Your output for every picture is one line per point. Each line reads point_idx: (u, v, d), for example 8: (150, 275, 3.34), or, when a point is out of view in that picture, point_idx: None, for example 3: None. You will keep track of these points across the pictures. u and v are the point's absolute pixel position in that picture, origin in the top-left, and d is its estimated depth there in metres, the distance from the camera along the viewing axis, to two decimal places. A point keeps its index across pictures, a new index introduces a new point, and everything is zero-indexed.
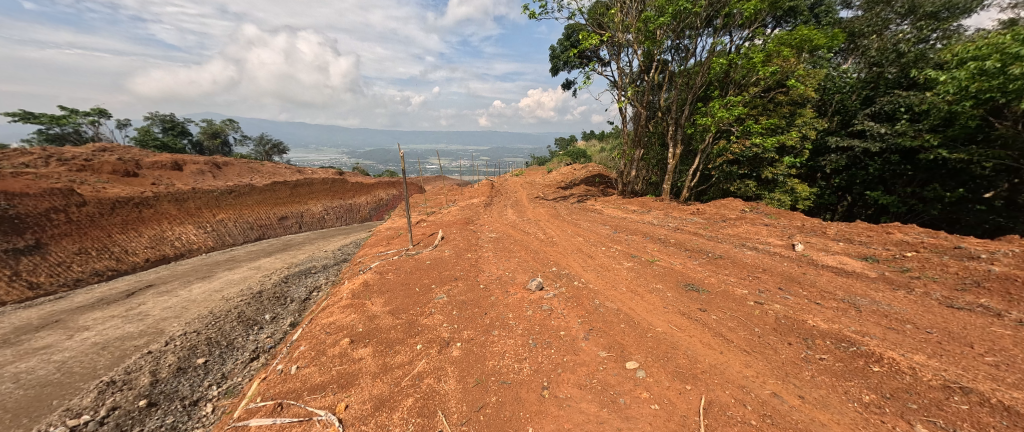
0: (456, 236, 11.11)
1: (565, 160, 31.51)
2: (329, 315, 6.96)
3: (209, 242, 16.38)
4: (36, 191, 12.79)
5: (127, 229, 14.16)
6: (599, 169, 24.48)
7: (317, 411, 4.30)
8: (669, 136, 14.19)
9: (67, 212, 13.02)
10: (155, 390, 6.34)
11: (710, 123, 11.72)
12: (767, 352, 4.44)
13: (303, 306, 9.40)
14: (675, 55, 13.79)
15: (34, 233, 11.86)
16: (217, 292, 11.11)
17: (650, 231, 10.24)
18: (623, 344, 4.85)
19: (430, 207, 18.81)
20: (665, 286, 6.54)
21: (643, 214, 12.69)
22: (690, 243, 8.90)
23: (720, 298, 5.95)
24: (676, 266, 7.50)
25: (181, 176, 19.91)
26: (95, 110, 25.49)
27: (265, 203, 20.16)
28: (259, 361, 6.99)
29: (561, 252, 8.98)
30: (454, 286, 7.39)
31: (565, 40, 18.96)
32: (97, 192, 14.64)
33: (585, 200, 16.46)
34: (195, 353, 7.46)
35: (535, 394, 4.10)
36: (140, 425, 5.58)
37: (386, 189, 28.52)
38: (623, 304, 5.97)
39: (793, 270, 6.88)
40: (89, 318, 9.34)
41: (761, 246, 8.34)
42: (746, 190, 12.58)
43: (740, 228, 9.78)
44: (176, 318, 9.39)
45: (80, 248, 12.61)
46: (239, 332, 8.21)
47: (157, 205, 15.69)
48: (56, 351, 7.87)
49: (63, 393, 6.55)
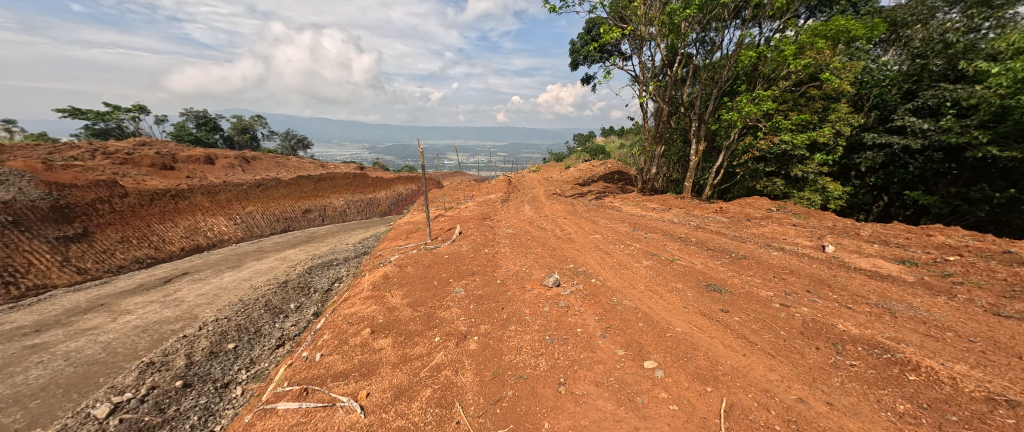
0: (474, 231, 11.20)
1: (583, 156, 31.22)
2: (351, 306, 7.15)
3: (239, 234, 17.14)
4: (83, 183, 13.72)
5: (164, 220, 14.96)
6: (618, 166, 24.10)
7: (341, 397, 4.45)
8: (692, 132, 13.79)
9: (112, 203, 13.89)
10: (189, 372, 6.72)
11: (736, 118, 11.36)
12: (793, 356, 4.30)
13: (326, 296, 9.72)
14: (700, 48, 13.39)
15: (82, 221, 12.69)
16: (245, 281, 11.65)
17: (670, 230, 10.04)
18: (640, 342, 4.79)
19: (448, 202, 19.06)
20: (685, 285, 6.41)
21: (663, 212, 12.43)
22: (711, 242, 8.68)
23: (743, 298, 5.79)
24: (697, 265, 7.33)
25: (213, 170, 20.87)
26: (135, 106, 26.98)
27: (290, 197, 20.90)
28: (285, 348, 7.29)
29: (578, 249, 8.93)
30: (471, 280, 7.48)
31: (585, 34, 18.68)
32: (138, 184, 15.52)
33: (604, 197, 16.26)
34: (226, 338, 7.84)
35: (551, 389, 4.11)
36: (176, 404, 5.90)
37: (405, 184, 29.02)
38: (641, 303, 5.90)
39: (823, 273, 6.59)
40: (131, 303, 9.95)
41: (787, 247, 8.04)
42: (773, 189, 12.13)
43: (766, 228, 9.45)
44: (208, 304, 9.89)
45: (123, 236, 13.40)
46: (266, 320, 8.58)
47: (191, 197, 16.52)
48: (101, 332, 8.44)
49: (108, 371, 7.04)
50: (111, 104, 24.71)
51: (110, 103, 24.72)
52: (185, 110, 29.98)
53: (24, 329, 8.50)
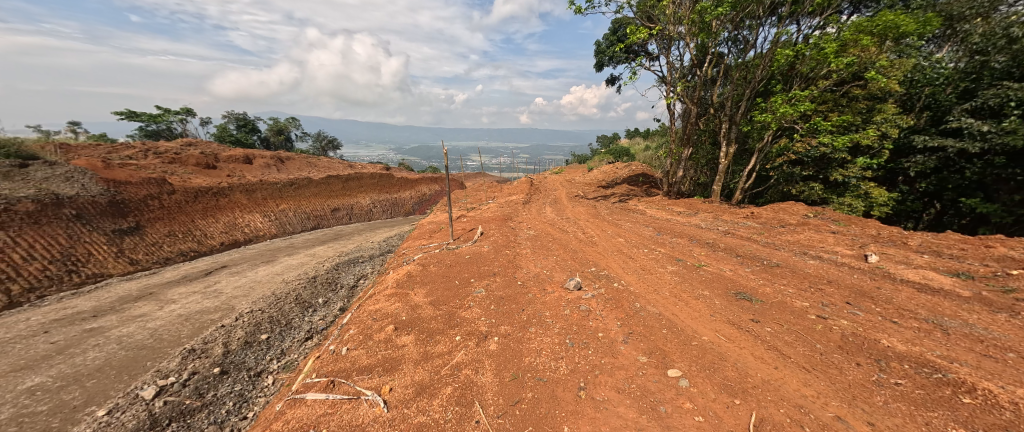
0: (495, 232, 11.25)
1: (606, 158, 30.78)
2: (376, 303, 7.35)
3: (272, 230, 18.01)
4: (137, 181, 14.85)
5: (206, 216, 15.92)
6: (643, 168, 23.57)
7: (365, 391, 4.58)
8: (723, 134, 13.30)
9: (161, 199, 14.95)
10: (226, 360, 7.11)
11: (770, 119, 10.88)
12: (831, 371, 4.06)
13: (352, 293, 10.04)
14: (732, 47, 12.92)
15: (135, 216, 13.70)
16: (278, 275, 12.25)
17: (696, 234, 9.73)
18: (664, 350, 4.66)
19: (471, 203, 19.28)
20: (713, 293, 6.18)
21: (689, 216, 12.05)
22: (741, 248, 8.35)
23: (775, 308, 5.54)
24: (726, 272, 7.06)
25: (251, 169, 22.05)
26: (182, 109, 28.89)
27: (320, 196, 21.77)
28: (313, 341, 7.60)
29: (600, 252, 8.81)
30: (492, 281, 7.53)
31: (611, 35, 18.42)
32: (184, 182, 16.61)
33: (627, 200, 15.97)
34: (260, 329, 8.25)
35: (570, 394, 4.08)
36: (214, 390, 6.27)
37: (429, 184, 29.64)
38: (666, 309, 5.74)
39: (864, 284, 6.19)
40: (176, 293, 10.65)
41: (825, 256, 7.60)
42: (810, 193, 11.48)
43: (801, 235, 8.97)
44: (244, 296, 10.46)
45: (169, 230, 14.36)
46: (297, 313, 8.97)
47: (230, 195, 17.55)
48: (150, 319, 9.09)
49: (155, 356, 7.57)
50: (162, 107, 26.62)
51: (162, 106, 26.64)
52: (228, 112, 31.93)
53: (84, 314, 9.25)
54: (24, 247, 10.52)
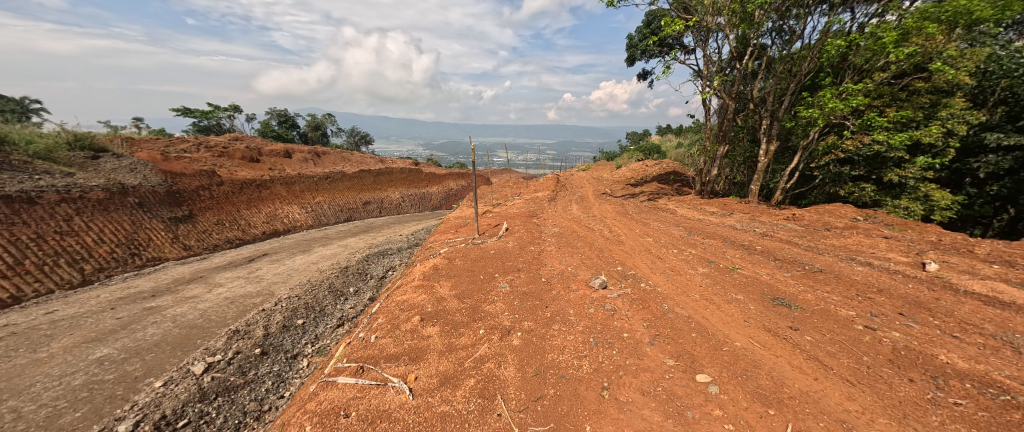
0: (520, 228, 11.27)
1: (636, 155, 30.01)
2: (403, 294, 7.57)
3: (309, 221, 18.96)
4: (190, 172, 16.05)
5: (249, 207, 17.00)
6: (674, 166, 22.79)
7: (392, 378, 4.74)
8: (763, 130, 12.60)
9: (211, 190, 16.11)
10: (266, 342, 7.58)
11: (817, 114, 10.19)
12: (879, 386, 3.76)
13: (381, 283, 10.43)
14: (776, 38, 12.17)
15: (188, 205, 14.83)
16: (314, 264, 12.91)
17: (731, 236, 9.30)
18: (693, 354, 4.51)
19: (497, 199, 19.37)
20: (747, 297, 5.90)
21: (723, 217, 11.53)
22: (780, 252, 7.90)
23: (816, 316, 5.20)
24: (762, 276, 6.70)
25: (290, 163, 23.26)
26: (232, 106, 31.08)
27: (353, 189, 22.65)
28: (344, 327, 7.98)
29: (627, 252, 8.61)
30: (516, 276, 7.57)
31: (643, 28, 17.85)
32: (231, 175, 17.77)
33: (657, 199, 15.49)
34: (297, 314, 8.73)
35: (593, 393, 4.03)
36: (256, 369, 6.73)
37: (456, 179, 30.11)
38: (695, 312, 5.54)
39: (920, 294, 5.68)
40: (223, 277, 11.48)
41: (876, 262, 7.04)
42: (861, 195, 10.66)
43: (848, 240, 8.35)
44: (283, 283, 11.12)
45: (218, 219, 15.45)
46: (330, 300, 9.43)
47: (271, 187, 18.63)
48: (200, 300, 9.85)
49: (204, 335, 8.20)
50: (213, 104, 28.59)
51: (212, 103, 28.61)
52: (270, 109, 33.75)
53: (144, 293, 10.16)
54: (95, 231, 11.63)
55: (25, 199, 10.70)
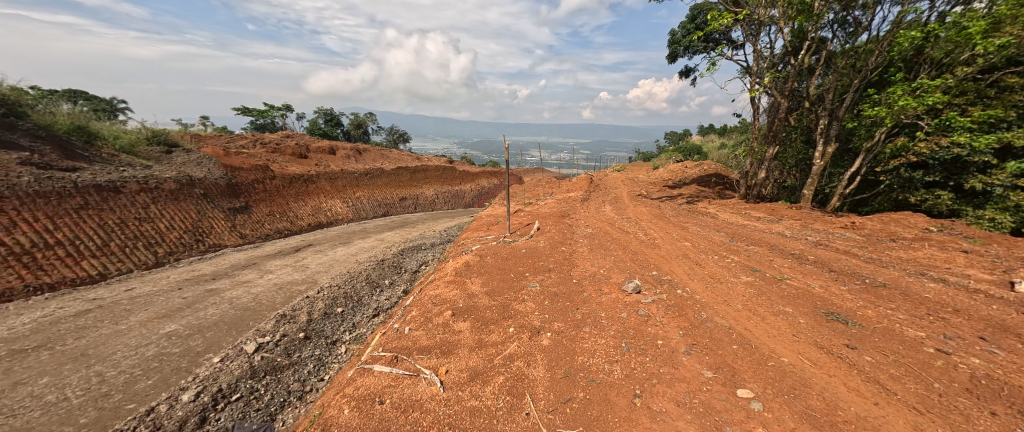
0: (552, 228, 11.20)
1: (674, 156, 28.86)
2: (436, 288, 7.76)
3: (349, 215, 19.94)
4: (247, 167, 17.42)
5: (297, 200, 18.19)
6: (717, 168, 21.66)
7: (424, 369, 4.89)
8: (820, 131, 11.65)
9: (264, 183, 17.41)
10: (309, 327, 8.07)
11: (884, 113, 9.27)
12: (955, 418, 3.34)
13: (414, 277, 10.80)
14: (839, 30, 11.19)
15: (245, 197, 16.11)
16: (353, 255, 13.58)
17: (779, 243, 8.69)
18: (734, 367, 4.27)
19: (529, 198, 19.38)
20: (796, 311, 5.49)
21: (771, 223, 10.80)
22: (835, 263, 7.28)
23: (878, 335, 4.74)
24: (814, 289, 6.20)
25: (334, 159, 24.59)
26: (284, 106, 33.33)
27: (390, 185, 23.54)
28: (379, 318, 8.34)
29: (664, 256, 8.31)
30: (547, 276, 7.53)
31: (687, 23, 17.10)
32: (282, 170, 19.07)
33: (696, 202, 14.81)
34: (337, 302, 9.22)
35: (625, 400, 3.92)
36: (300, 351, 7.19)
37: (489, 178, 30.44)
38: (737, 323, 5.24)
39: (1007, 318, 5.01)
40: (273, 264, 12.36)
41: (951, 279, 6.30)
42: (935, 203, 9.55)
43: (918, 253, 7.53)
44: (325, 272, 11.79)
45: (269, 211, 16.67)
46: (367, 291, 9.88)
47: (317, 181, 19.79)
48: (253, 285, 10.67)
49: (256, 317, 8.87)
50: (268, 104, 30.82)
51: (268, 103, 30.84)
52: (318, 108, 35.78)
53: (206, 276, 11.19)
54: (167, 218, 12.91)
55: (112, 188, 12.10)
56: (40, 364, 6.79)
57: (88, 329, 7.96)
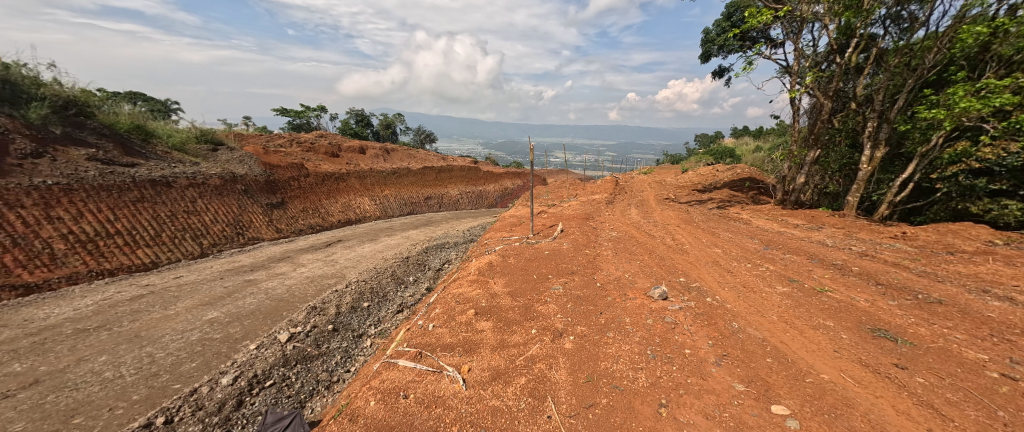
0: (575, 230, 11.08)
1: (705, 159, 27.87)
2: (459, 286, 7.86)
3: (377, 212, 20.55)
4: (284, 165, 18.32)
5: (328, 197, 18.95)
6: (751, 172, 20.72)
7: (447, 367, 4.96)
8: (867, 133, 10.90)
9: (299, 180, 18.24)
10: (337, 320, 8.38)
11: (942, 115, 8.54)
12: None
13: (437, 275, 11.00)
14: (892, 26, 10.43)
15: (281, 193, 16.94)
16: (379, 252, 13.98)
17: (819, 253, 8.20)
18: (768, 382, 4.06)
19: (553, 199, 19.28)
20: (838, 325, 5.16)
21: (810, 231, 10.21)
22: (882, 275, 6.78)
23: (932, 355, 4.36)
24: (858, 302, 5.80)
25: (364, 159, 25.42)
26: (319, 107, 34.80)
27: (416, 184, 24.07)
28: (403, 314, 8.56)
29: (692, 262, 8.03)
30: (570, 279, 7.46)
31: (722, 21, 16.48)
32: (315, 168, 19.93)
33: (728, 207, 14.22)
34: (363, 297, 9.51)
35: (650, 409, 3.81)
36: (329, 342, 7.48)
37: (512, 179, 30.51)
38: (771, 335, 4.99)
39: None
40: (305, 258, 12.93)
41: (1019, 297, 5.71)
42: (1002, 214, 8.71)
43: (980, 267, 6.88)
44: (353, 268, 12.20)
45: (303, 207, 17.46)
46: (392, 287, 10.15)
47: (347, 180, 20.53)
48: (286, 277, 11.21)
49: (289, 308, 9.30)
50: (304, 105, 32.33)
51: (304, 104, 32.35)
52: (350, 109, 37.13)
53: (245, 267, 11.84)
54: (212, 212, 13.77)
55: (165, 183, 13.04)
56: (100, 343, 7.42)
57: (141, 313, 8.63)
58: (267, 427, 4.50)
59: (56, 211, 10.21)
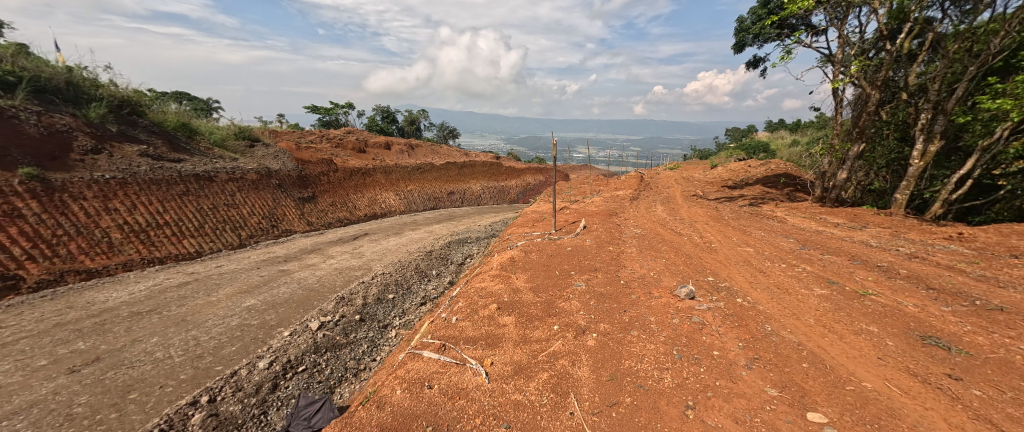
0: (599, 227, 10.91)
1: (736, 154, 26.72)
2: (481, 281, 7.94)
3: (401, 207, 21.04)
4: (314, 160, 19.03)
5: (356, 192, 19.56)
6: (786, 167, 19.68)
7: (470, 359, 5.04)
8: (920, 125, 10.07)
9: (328, 176, 18.91)
10: (364, 310, 8.67)
11: (1010, 104, 7.77)
12: None
13: (459, 269, 11.15)
14: (953, 8, 9.54)
15: (311, 188, 17.63)
16: (404, 246, 14.33)
17: (861, 253, 7.71)
18: (803, 387, 3.87)
19: (575, 195, 19.06)
20: (883, 331, 4.84)
21: (852, 230, 9.59)
22: (934, 279, 6.29)
23: (992, 366, 4.01)
24: (906, 307, 5.41)
25: (389, 154, 26.00)
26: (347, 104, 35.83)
27: (439, 180, 24.44)
28: (426, 306, 8.75)
29: (722, 261, 7.74)
30: (593, 276, 7.37)
31: (758, 8, 15.66)
32: (343, 163, 20.58)
33: (761, 204, 13.59)
34: (389, 289, 9.79)
35: (676, 410, 3.73)
36: (356, 332, 7.76)
37: (535, 174, 30.39)
38: (808, 339, 4.75)
39: None
40: (334, 250, 13.44)
41: None
42: None
43: None
44: (379, 260, 12.57)
45: (332, 201, 18.11)
46: (415, 279, 10.38)
47: (373, 175, 21.10)
48: (317, 268, 11.69)
49: (319, 298, 9.70)
50: (333, 102, 33.39)
51: (333, 102, 33.41)
52: (377, 106, 38.01)
53: (279, 258, 12.44)
54: (249, 205, 14.50)
55: (207, 177, 13.84)
56: (151, 326, 8.01)
57: (187, 299, 9.25)
58: (300, 410, 4.75)
59: (114, 203, 11.07)
